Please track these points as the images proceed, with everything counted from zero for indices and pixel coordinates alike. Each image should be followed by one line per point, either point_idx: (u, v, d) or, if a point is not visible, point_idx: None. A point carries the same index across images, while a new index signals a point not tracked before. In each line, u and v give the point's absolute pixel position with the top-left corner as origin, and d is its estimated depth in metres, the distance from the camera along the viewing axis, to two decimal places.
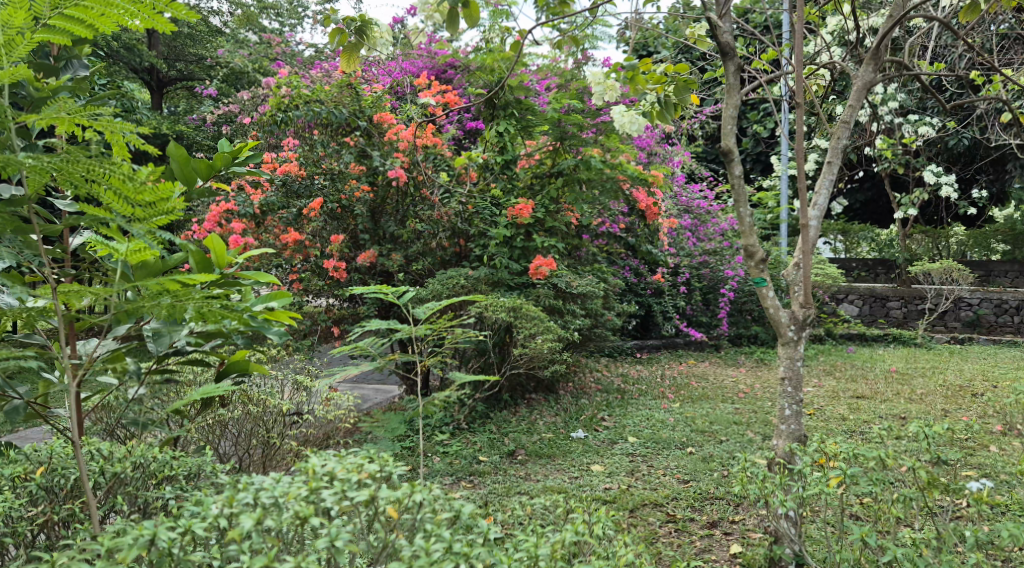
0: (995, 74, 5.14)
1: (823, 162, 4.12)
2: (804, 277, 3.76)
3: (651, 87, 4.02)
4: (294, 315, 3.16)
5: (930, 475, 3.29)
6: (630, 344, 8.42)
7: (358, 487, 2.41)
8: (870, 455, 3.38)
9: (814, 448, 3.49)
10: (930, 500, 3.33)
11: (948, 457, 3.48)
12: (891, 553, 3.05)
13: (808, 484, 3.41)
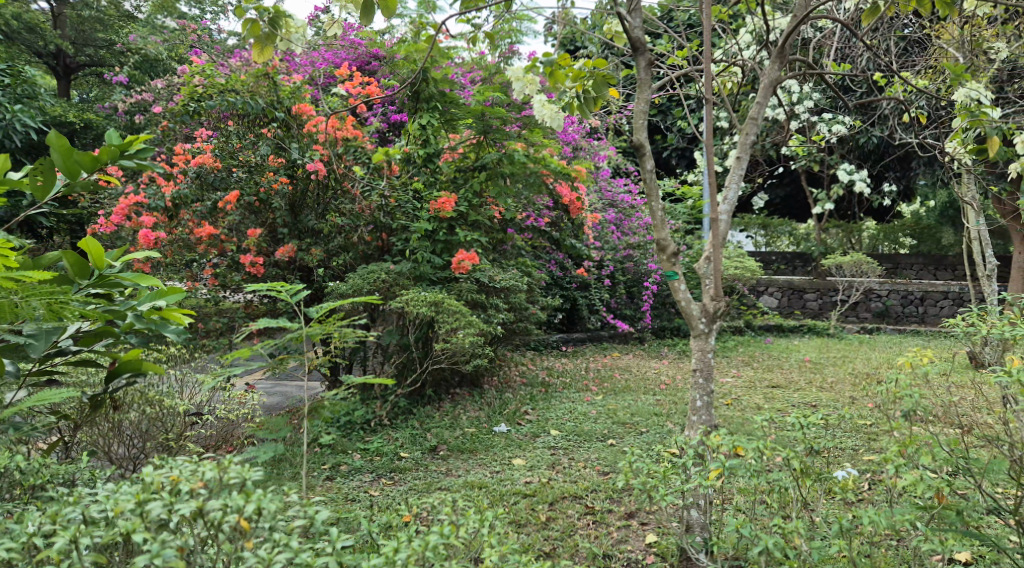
0: (896, 76, 5.32)
1: (733, 157, 4.20)
2: (715, 271, 3.84)
3: (571, 83, 4.01)
4: (188, 311, 3.09)
5: (805, 465, 3.39)
6: (556, 337, 8.47)
7: (192, 495, 2.54)
8: (752, 446, 3.43)
9: (697, 444, 3.55)
10: (802, 488, 3.44)
11: (823, 444, 3.57)
12: (765, 544, 3.16)
13: (693, 476, 3.50)
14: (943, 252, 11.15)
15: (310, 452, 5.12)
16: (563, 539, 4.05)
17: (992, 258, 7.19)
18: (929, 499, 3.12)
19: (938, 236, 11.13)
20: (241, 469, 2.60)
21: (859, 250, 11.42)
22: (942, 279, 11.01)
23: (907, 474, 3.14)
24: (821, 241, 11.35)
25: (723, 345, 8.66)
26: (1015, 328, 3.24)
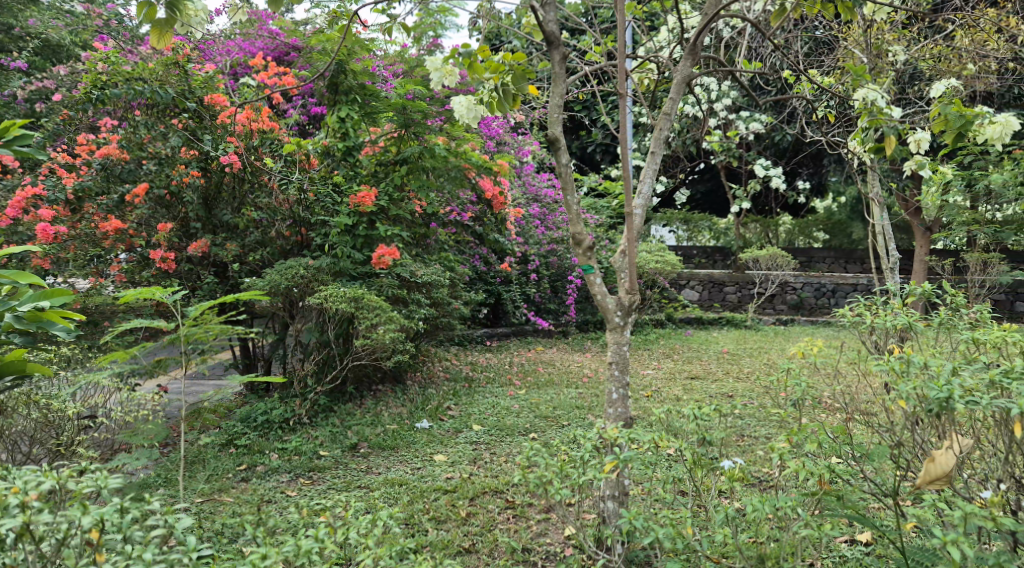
0: (804, 75, 5.47)
1: (647, 152, 4.24)
2: (630, 264, 3.87)
3: (488, 76, 3.91)
4: (73, 307, 3.08)
5: (696, 455, 3.47)
6: (480, 333, 8.43)
7: (21, 510, 2.63)
8: (645, 438, 3.50)
9: (593, 436, 3.63)
10: (694, 479, 3.54)
11: (717, 435, 3.61)
12: (651, 535, 3.24)
13: (588, 468, 3.62)
14: (853, 246, 11.53)
15: (225, 453, 5.00)
16: (483, 535, 4.04)
17: (894, 252, 7.46)
18: (812, 487, 3.23)
19: (848, 231, 11.49)
20: (95, 479, 2.73)
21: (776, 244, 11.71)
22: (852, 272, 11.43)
23: (796, 463, 3.22)
24: (740, 235, 11.50)
25: (645, 338, 8.77)
26: (899, 317, 3.36)
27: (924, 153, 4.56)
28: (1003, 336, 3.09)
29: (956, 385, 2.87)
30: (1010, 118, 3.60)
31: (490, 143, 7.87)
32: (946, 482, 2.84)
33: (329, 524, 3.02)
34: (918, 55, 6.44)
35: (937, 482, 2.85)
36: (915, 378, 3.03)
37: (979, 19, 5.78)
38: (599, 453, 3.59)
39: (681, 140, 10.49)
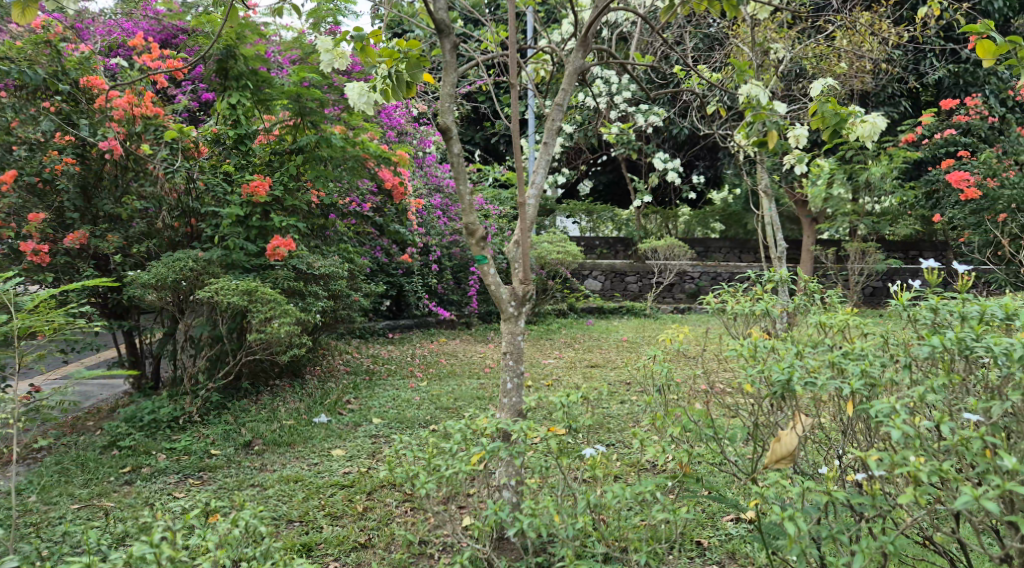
0: (694, 68, 5.58)
1: (541, 142, 4.26)
2: (524, 254, 3.87)
3: (380, 61, 3.79)
4: None
5: (560, 443, 3.46)
6: (381, 325, 8.32)
7: None
8: (512, 427, 3.50)
9: (458, 429, 3.58)
10: (561, 469, 3.50)
11: (580, 419, 3.64)
12: (516, 524, 3.26)
13: (457, 462, 3.54)
14: (747, 236, 11.97)
15: (108, 455, 4.75)
16: (379, 528, 3.98)
17: (782, 242, 7.70)
18: (672, 471, 3.30)
19: (743, 221, 11.81)
20: None
21: (675, 235, 11.96)
22: (745, 262, 11.83)
23: (653, 446, 3.27)
24: (641, 226, 11.65)
25: (547, 327, 8.83)
26: (756, 305, 3.34)
27: (802, 147, 4.76)
28: (849, 319, 3.13)
29: (799, 368, 2.93)
30: (879, 117, 3.71)
31: (391, 133, 7.71)
32: (791, 460, 3.00)
33: (163, 527, 2.92)
34: (801, 53, 6.66)
35: (783, 461, 3.01)
36: (766, 361, 3.06)
37: (856, 20, 6.00)
38: (464, 444, 3.54)
39: (579, 132, 10.59)
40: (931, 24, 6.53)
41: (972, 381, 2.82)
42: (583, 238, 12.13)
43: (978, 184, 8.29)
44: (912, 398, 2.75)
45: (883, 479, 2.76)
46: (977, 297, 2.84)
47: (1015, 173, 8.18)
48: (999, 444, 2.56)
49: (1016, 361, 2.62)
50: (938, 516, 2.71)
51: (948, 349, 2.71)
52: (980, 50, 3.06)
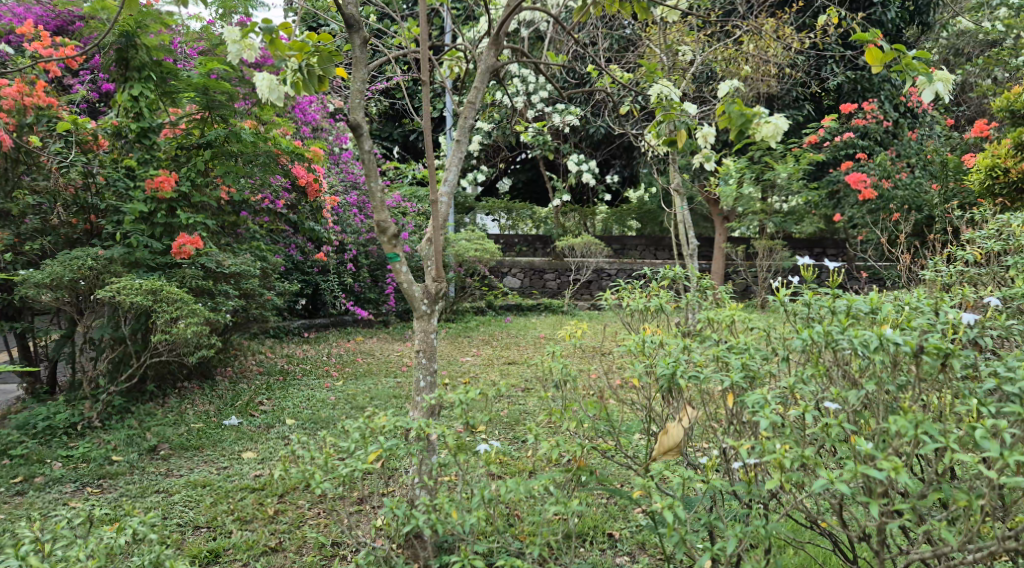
0: (606, 68, 5.65)
1: (454, 140, 4.24)
2: (437, 251, 3.84)
3: (291, 55, 3.62)
4: None
5: (457, 439, 3.42)
6: (297, 324, 8.15)
7: None
8: (409, 425, 3.45)
9: (354, 428, 3.52)
10: (457, 464, 3.49)
11: (478, 414, 3.61)
12: (410, 521, 3.22)
13: (354, 461, 3.46)
14: (662, 234, 12.23)
15: None
16: (291, 532, 3.90)
17: (693, 239, 7.84)
18: (567, 464, 3.30)
19: (658, 220, 12.09)
20: None
21: (593, 233, 12.08)
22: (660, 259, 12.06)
23: (547, 441, 3.28)
24: (560, 224, 11.69)
25: (465, 325, 8.80)
26: (651, 301, 3.34)
27: (709, 146, 4.86)
28: (735, 314, 3.12)
29: (685, 361, 2.96)
30: (782, 118, 3.83)
31: (306, 129, 7.53)
32: (678, 452, 3.08)
33: (31, 539, 2.84)
34: (709, 57, 6.83)
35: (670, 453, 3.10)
36: (653, 355, 3.10)
37: (761, 26, 6.14)
38: (361, 443, 3.47)
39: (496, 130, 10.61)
40: (831, 31, 6.74)
41: (840, 370, 2.84)
42: (502, 236, 12.13)
43: (875, 185, 8.64)
44: (779, 388, 2.82)
45: (754, 466, 2.80)
46: (846, 291, 2.88)
47: (906, 175, 8.63)
48: (856, 431, 2.61)
49: (873, 353, 2.62)
50: (821, 503, 2.77)
51: (815, 342, 2.73)
52: (870, 56, 3.20)
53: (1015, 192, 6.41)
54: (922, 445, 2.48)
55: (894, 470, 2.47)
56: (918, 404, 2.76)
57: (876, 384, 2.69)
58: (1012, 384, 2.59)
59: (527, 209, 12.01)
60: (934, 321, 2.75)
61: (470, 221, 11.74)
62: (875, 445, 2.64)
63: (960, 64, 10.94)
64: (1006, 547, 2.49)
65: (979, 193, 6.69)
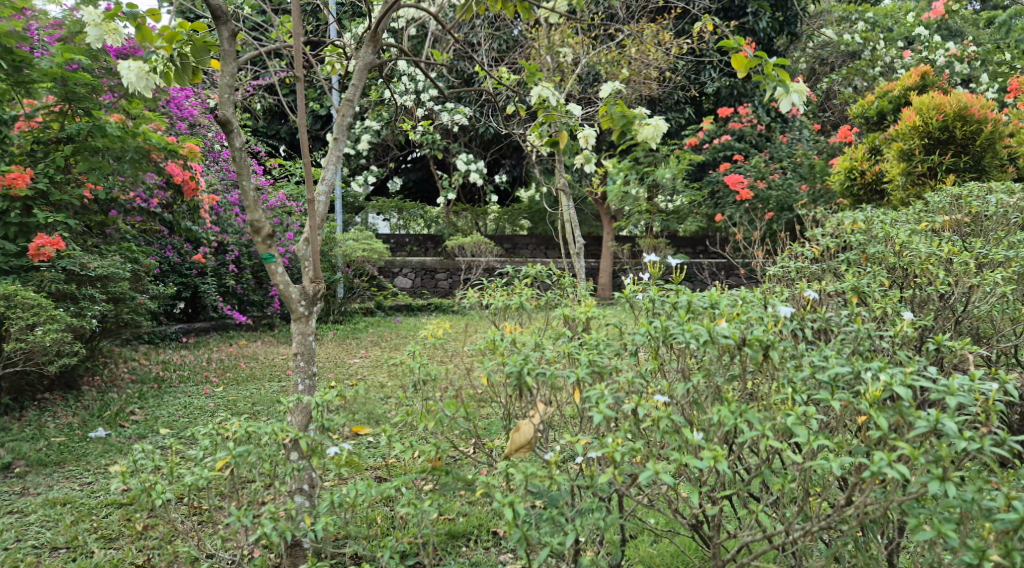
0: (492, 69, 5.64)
1: (332, 138, 4.17)
2: (314, 251, 3.75)
3: (162, 45, 3.43)
4: None
5: (313, 442, 3.28)
6: (174, 329, 7.81)
7: None
8: (263, 430, 3.30)
9: (203, 434, 3.36)
10: (313, 469, 3.36)
11: (335, 418, 3.45)
12: (259, 529, 3.09)
13: (205, 468, 3.30)
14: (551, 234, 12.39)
15: None
16: (161, 548, 3.74)
17: (580, 238, 7.93)
18: (425, 464, 3.20)
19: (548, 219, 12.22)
20: None
21: (483, 233, 12.13)
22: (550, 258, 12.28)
23: (403, 443, 3.18)
24: (451, 223, 11.82)
25: (354, 327, 8.61)
26: (512, 298, 3.30)
27: (590, 146, 4.92)
28: (590, 310, 3.14)
29: (538, 357, 3.00)
30: (660, 121, 3.93)
31: (181, 125, 7.21)
32: (529, 450, 2.94)
33: None
34: (592, 59, 6.94)
35: (522, 450, 2.95)
36: (505, 352, 3.09)
37: (640, 29, 6.25)
38: (209, 450, 3.31)
39: (385, 129, 10.46)
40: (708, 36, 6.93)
41: (676, 364, 2.88)
42: (393, 236, 11.98)
43: (750, 185, 8.99)
44: (615, 381, 2.84)
45: (595, 460, 2.82)
46: (688, 287, 2.94)
47: (778, 176, 9.06)
48: (688, 420, 2.66)
49: (704, 346, 2.70)
50: (662, 497, 2.81)
51: (655, 336, 2.78)
52: (735, 62, 3.32)
53: (871, 192, 6.80)
54: (743, 433, 2.53)
55: (715, 459, 2.51)
56: (743, 395, 2.80)
57: (703, 377, 2.75)
58: (823, 371, 2.64)
59: (418, 209, 11.83)
60: (765, 314, 2.84)
61: (361, 221, 11.46)
62: (705, 435, 2.68)
63: (825, 73, 11.52)
64: (822, 527, 2.53)
65: (839, 193, 7.04)
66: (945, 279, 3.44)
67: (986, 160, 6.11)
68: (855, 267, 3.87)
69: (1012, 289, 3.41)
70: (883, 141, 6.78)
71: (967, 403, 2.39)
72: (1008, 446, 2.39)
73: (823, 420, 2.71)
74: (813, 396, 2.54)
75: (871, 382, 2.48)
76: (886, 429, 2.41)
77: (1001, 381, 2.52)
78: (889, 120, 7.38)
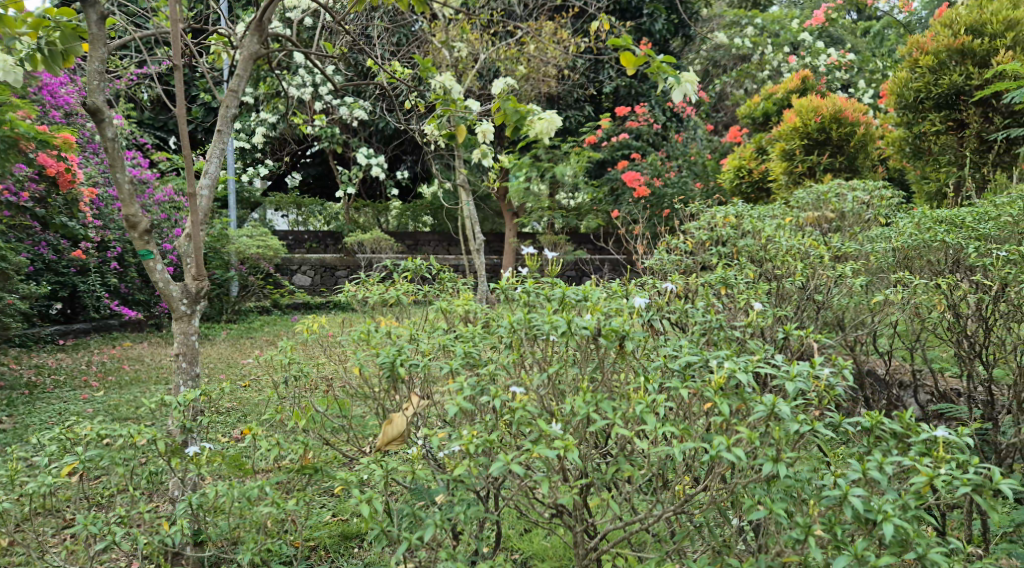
0: (388, 62, 5.55)
1: (214, 130, 4.03)
2: (196, 248, 3.60)
3: (26, 32, 3.23)
4: None
5: (171, 444, 3.11)
6: (49, 331, 7.43)
7: None
8: (119, 433, 3.11)
9: (51, 438, 3.14)
10: (172, 473, 3.20)
11: (200, 418, 3.30)
12: (114, 538, 2.93)
13: (53, 475, 3.11)
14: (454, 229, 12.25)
15: None
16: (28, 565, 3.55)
17: (481, 236, 7.85)
18: (292, 463, 3.11)
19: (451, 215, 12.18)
20: None
21: (384, 229, 12.07)
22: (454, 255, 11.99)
23: (268, 442, 3.06)
24: (352, 220, 11.67)
25: (248, 326, 8.36)
26: (387, 292, 3.29)
27: (490, 142, 4.90)
28: (467, 305, 3.15)
29: (411, 350, 2.96)
30: (553, 114, 3.90)
31: (56, 113, 6.83)
32: (401, 443, 2.94)
33: None
34: (489, 56, 6.94)
35: (395, 443, 2.95)
36: (380, 346, 3.07)
37: (538, 27, 6.27)
38: (58, 455, 3.10)
39: (282, 123, 10.18)
40: (602, 35, 7.03)
41: (536, 356, 2.89)
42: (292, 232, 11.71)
43: (647, 182, 9.16)
44: (482, 374, 2.83)
45: (457, 455, 2.80)
46: (562, 280, 2.94)
47: (673, 174, 9.32)
48: (546, 411, 2.66)
49: (563, 338, 2.72)
50: (524, 490, 2.82)
51: (517, 329, 2.80)
52: (624, 59, 3.37)
53: (758, 191, 7.04)
54: (594, 422, 2.56)
55: (566, 449, 2.49)
56: (601, 385, 2.84)
57: (562, 368, 2.77)
58: (676, 361, 2.71)
59: (318, 204, 11.71)
60: (625, 305, 2.89)
61: (257, 217, 11.63)
62: (563, 427, 2.68)
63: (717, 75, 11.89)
64: (676, 514, 2.57)
65: (730, 192, 7.25)
66: (803, 272, 3.61)
67: (859, 161, 6.43)
68: (727, 261, 4.00)
69: (858, 281, 3.70)
70: (768, 142, 7.04)
71: (804, 389, 2.49)
72: (841, 428, 2.51)
73: (675, 408, 2.77)
74: (664, 385, 2.59)
75: (717, 370, 2.56)
76: (728, 415, 2.49)
77: (839, 369, 2.64)
78: (774, 121, 7.71)
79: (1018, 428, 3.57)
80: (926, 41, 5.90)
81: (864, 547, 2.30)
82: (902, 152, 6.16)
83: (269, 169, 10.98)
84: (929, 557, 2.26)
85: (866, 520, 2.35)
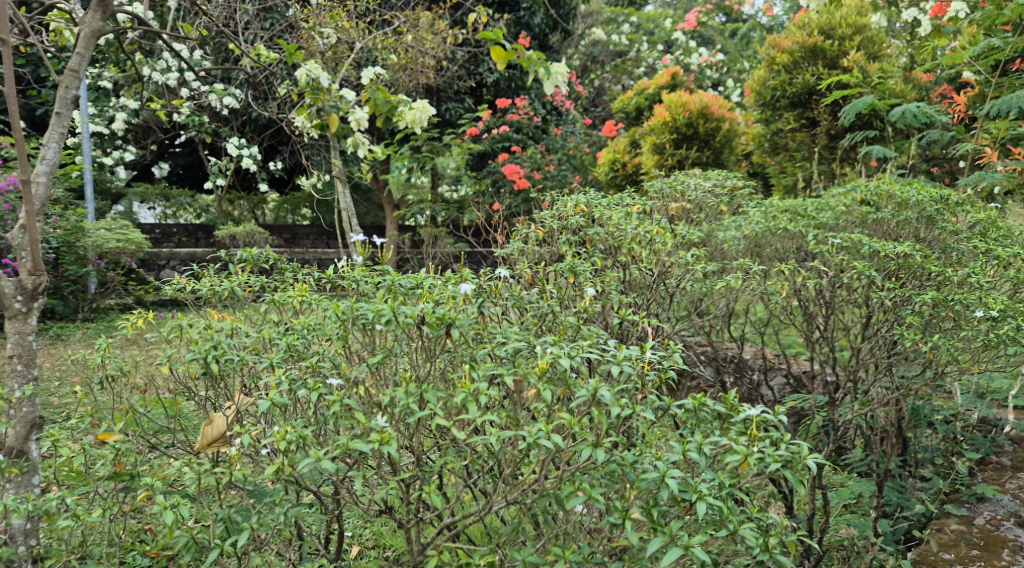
0: (255, 45, 5.26)
1: (52, 114, 3.74)
2: (31, 240, 3.23)
3: None
4: None
5: None
6: None
7: None
8: None
9: None
10: None
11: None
12: None
13: None
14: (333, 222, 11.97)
15: None
16: None
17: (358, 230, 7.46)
18: (105, 472, 2.94)
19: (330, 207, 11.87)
20: None
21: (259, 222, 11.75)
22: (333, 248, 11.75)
23: (69, 450, 2.85)
24: (225, 212, 11.27)
25: (109, 325, 7.85)
26: (220, 284, 3.13)
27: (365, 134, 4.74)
28: (302, 296, 3.07)
29: (229, 344, 2.86)
30: (426, 105, 3.83)
31: None
32: (223, 444, 2.81)
33: None
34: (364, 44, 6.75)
35: (217, 445, 2.82)
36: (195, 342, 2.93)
37: (414, 15, 6.12)
38: None
39: (147, 110, 9.54)
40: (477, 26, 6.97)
41: (363, 346, 2.84)
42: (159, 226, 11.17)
43: (528, 175, 9.21)
44: (305, 367, 2.77)
45: (256, 449, 2.73)
46: (391, 267, 2.89)
47: (553, 167, 9.43)
48: (371, 404, 2.59)
49: (387, 326, 2.66)
50: (372, 486, 2.76)
51: (343, 318, 2.72)
52: (495, 53, 3.30)
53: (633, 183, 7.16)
54: (416, 413, 2.53)
55: (381, 443, 2.44)
56: (426, 376, 2.80)
57: (386, 357, 2.72)
58: (503, 347, 2.72)
59: (187, 196, 11.28)
60: (455, 292, 2.86)
61: (123, 208, 11.04)
62: (388, 419, 2.62)
63: (593, 69, 12.02)
64: (508, 503, 2.58)
65: (606, 185, 7.32)
66: (645, 256, 3.74)
67: (724, 155, 6.69)
68: (579, 250, 4.04)
69: (703, 266, 3.87)
70: (641, 135, 7.20)
71: (629, 372, 2.54)
72: (667, 411, 2.59)
73: (498, 398, 2.76)
74: (488, 372, 2.58)
75: (542, 355, 2.57)
76: (551, 401, 2.50)
77: (669, 352, 2.71)
78: (646, 116, 7.91)
79: (852, 407, 3.78)
80: (781, 40, 6.17)
81: (679, 527, 2.37)
82: (762, 147, 6.50)
83: (133, 156, 10.21)
84: (739, 532, 2.38)
85: (682, 500, 2.45)
